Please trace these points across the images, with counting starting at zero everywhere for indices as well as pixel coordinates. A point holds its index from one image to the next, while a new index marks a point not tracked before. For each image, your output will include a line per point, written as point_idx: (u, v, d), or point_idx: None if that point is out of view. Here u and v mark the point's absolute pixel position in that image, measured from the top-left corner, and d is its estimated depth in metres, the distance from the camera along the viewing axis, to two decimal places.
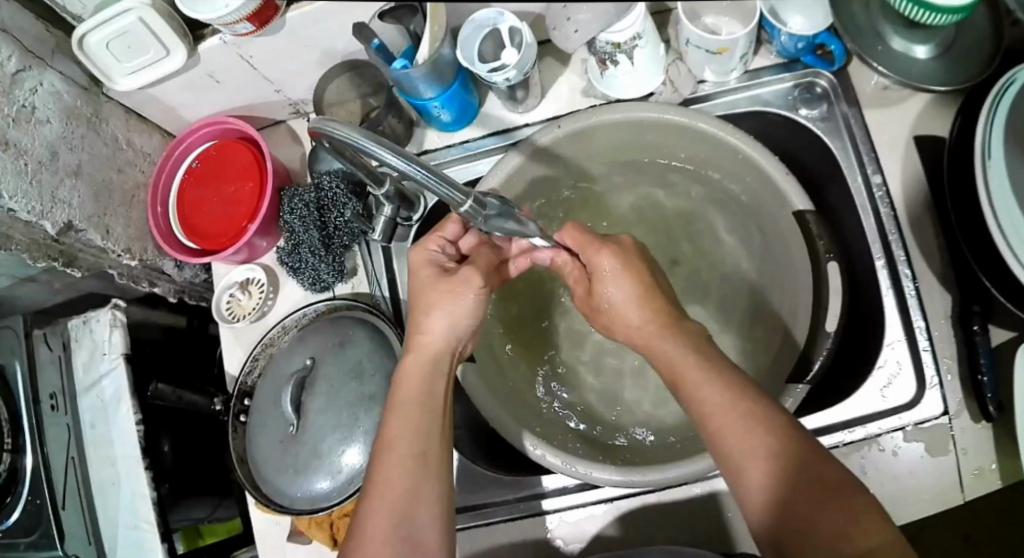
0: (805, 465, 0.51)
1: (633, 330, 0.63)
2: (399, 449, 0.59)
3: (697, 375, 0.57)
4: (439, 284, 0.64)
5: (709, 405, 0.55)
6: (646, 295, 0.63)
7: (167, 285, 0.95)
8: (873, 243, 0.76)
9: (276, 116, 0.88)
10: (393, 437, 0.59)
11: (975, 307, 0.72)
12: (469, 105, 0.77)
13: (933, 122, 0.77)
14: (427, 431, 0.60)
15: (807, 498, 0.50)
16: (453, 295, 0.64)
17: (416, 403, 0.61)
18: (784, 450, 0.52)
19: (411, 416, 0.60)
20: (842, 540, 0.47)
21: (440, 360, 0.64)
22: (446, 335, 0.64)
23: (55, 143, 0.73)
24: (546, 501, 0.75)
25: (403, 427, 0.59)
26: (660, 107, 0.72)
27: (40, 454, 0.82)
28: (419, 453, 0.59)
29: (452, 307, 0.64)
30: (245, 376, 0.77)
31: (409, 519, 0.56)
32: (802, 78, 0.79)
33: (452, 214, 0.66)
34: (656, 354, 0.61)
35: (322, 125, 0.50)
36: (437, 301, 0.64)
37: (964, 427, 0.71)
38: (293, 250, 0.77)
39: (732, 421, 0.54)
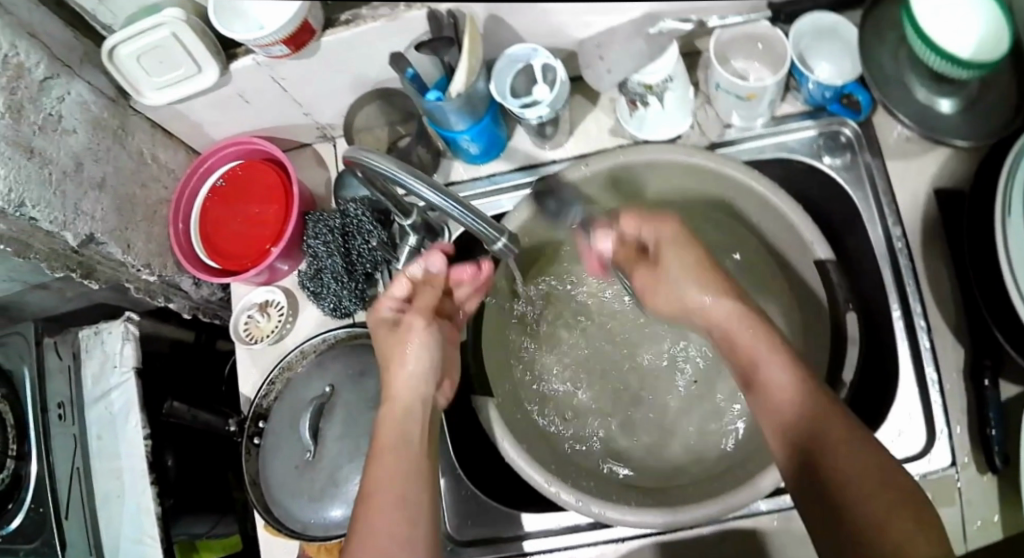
0: (878, 471, 0.55)
1: (706, 285, 0.70)
2: (379, 498, 0.59)
3: (776, 357, 0.63)
4: (389, 341, 0.68)
5: (785, 389, 0.61)
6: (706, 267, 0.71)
7: (183, 301, 0.94)
8: (890, 293, 0.76)
9: (302, 139, 0.87)
10: (375, 481, 0.61)
11: (986, 361, 0.72)
12: (498, 138, 0.77)
13: (953, 175, 0.78)
14: (409, 472, 0.61)
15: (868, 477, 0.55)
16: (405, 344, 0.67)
17: (394, 447, 0.62)
18: (856, 444, 0.57)
19: (396, 465, 0.61)
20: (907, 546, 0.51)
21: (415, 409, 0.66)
22: (413, 387, 0.66)
23: (81, 154, 0.73)
24: (528, 542, 0.75)
25: (387, 472, 0.61)
26: (689, 149, 0.72)
27: (45, 462, 0.85)
28: (399, 491, 0.60)
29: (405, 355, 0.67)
30: (261, 399, 0.77)
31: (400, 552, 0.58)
32: (827, 127, 0.79)
33: (396, 275, 0.67)
34: (717, 328, 0.69)
35: (357, 153, 0.56)
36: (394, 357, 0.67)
37: (971, 479, 0.72)
38: (316, 275, 0.76)
39: (809, 401, 0.60)
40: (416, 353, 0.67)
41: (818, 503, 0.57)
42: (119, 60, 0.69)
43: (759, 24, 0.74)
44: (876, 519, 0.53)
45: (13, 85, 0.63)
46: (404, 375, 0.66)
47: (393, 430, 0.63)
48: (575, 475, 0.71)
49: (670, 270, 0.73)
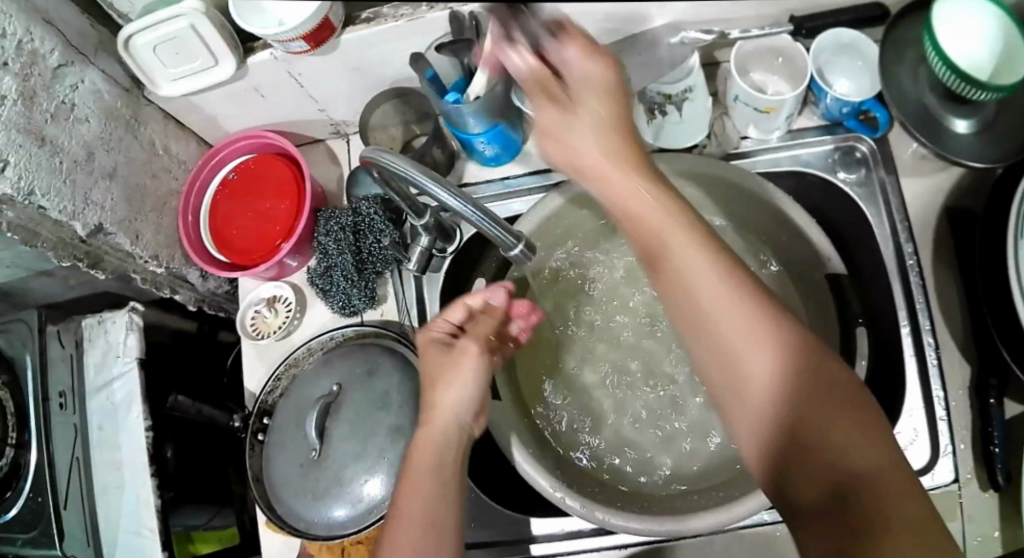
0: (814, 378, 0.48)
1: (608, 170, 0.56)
2: (405, 516, 0.57)
3: (689, 243, 0.52)
4: (440, 362, 0.63)
5: (718, 295, 0.50)
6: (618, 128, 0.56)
7: (189, 293, 0.93)
8: (900, 309, 0.76)
9: (316, 135, 0.86)
10: (404, 506, 0.58)
11: (993, 380, 0.73)
12: (514, 142, 0.77)
13: (962, 195, 0.78)
14: (439, 502, 0.58)
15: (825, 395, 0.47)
16: (454, 367, 0.62)
17: (429, 473, 0.59)
18: (789, 350, 0.48)
19: (429, 490, 0.58)
20: (851, 458, 0.45)
21: (457, 438, 0.62)
22: (457, 410, 0.62)
23: (93, 143, 0.72)
24: (534, 545, 0.75)
25: (417, 498, 0.58)
26: (699, 159, 0.72)
27: (45, 452, 0.84)
28: (426, 520, 0.57)
29: (455, 380, 0.62)
30: (267, 395, 0.76)
31: None
32: (843, 142, 0.79)
33: (456, 298, 0.65)
34: (624, 207, 0.55)
35: (376, 155, 0.56)
36: (442, 377, 0.63)
37: (972, 494, 0.72)
38: (325, 272, 0.76)
39: (728, 299, 0.50)
40: (469, 378, 0.62)
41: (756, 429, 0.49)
42: (135, 49, 0.69)
43: (782, 37, 0.75)
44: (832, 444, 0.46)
45: (26, 71, 0.63)
46: (450, 395, 0.62)
47: (430, 454, 0.60)
48: (580, 481, 0.71)
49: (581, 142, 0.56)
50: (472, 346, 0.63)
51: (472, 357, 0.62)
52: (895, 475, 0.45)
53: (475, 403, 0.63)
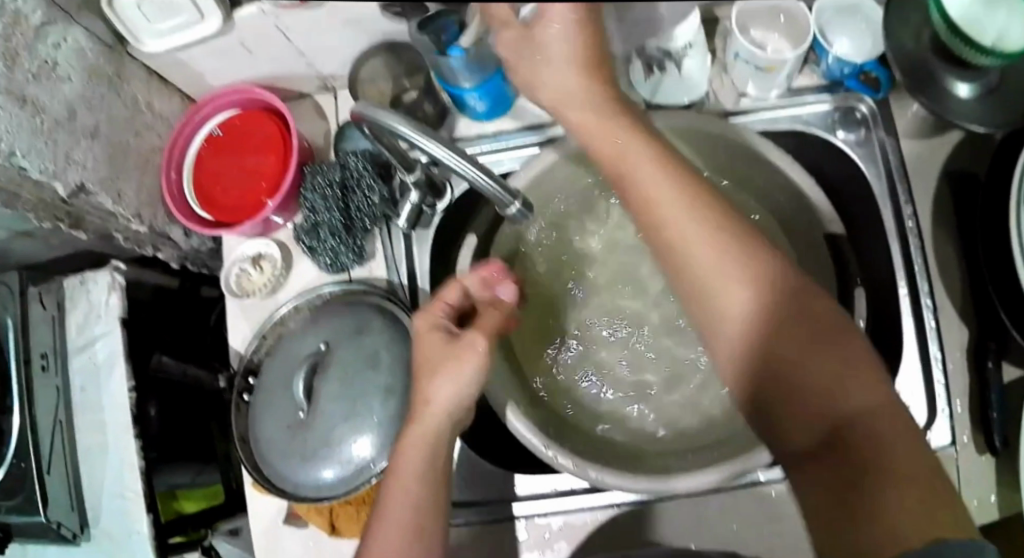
0: (820, 350, 0.49)
1: (585, 117, 0.58)
2: (392, 518, 0.57)
3: (684, 214, 0.53)
4: (439, 353, 0.59)
5: (713, 263, 0.52)
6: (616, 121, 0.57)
7: (172, 250, 0.91)
8: (898, 272, 0.75)
9: (303, 88, 0.83)
10: (392, 505, 0.57)
11: (991, 343, 0.72)
12: (507, 97, 0.74)
13: (965, 158, 0.77)
14: (426, 499, 0.58)
15: (795, 346, 0.50)
16: (457, 361, 0.58)
17: (422, 476, 0.58)
18: (793, 325, 0.50)
19: (416, 489, 0.57)
20: (864, 421, 0.47)
21: (446, 434, 0.59)
22: (456, 405, 0.59)
23: (75, 101, 0.70)
24: (517, 505, 0.74)
25: (402, 498, 0.57)
26: (696, 117, 0.70)
27: (30, 413, 0.82)
28: (416, 522, 0.57)
29: (457, 375, 0.58)
30: (252, 353, 0.75)
31: None
32: (843, 102, 0.77)
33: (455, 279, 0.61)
34: (612, 161, 0.57)
35: (364, 110, 0.54)
36: (440, 368, 0.58)
37: (969, 457, 0.71)
38: (312, 229, 0.74)
39: (728, 275, 0.51)
40: (471, 377, 0.58)
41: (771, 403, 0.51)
42: None
43: None
44: (825, 392, 0.48)
45: (8, 31, 0.60)
46: (447, 389, 0.58)
47: (422, 454, 0.58)
48: (571, 440, 0.70)
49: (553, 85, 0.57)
50: (476, 339, 0.58)
51: (476, 352, 0.58)
52: (893, 422, 0.47)
53: (473, 397, 0.59)
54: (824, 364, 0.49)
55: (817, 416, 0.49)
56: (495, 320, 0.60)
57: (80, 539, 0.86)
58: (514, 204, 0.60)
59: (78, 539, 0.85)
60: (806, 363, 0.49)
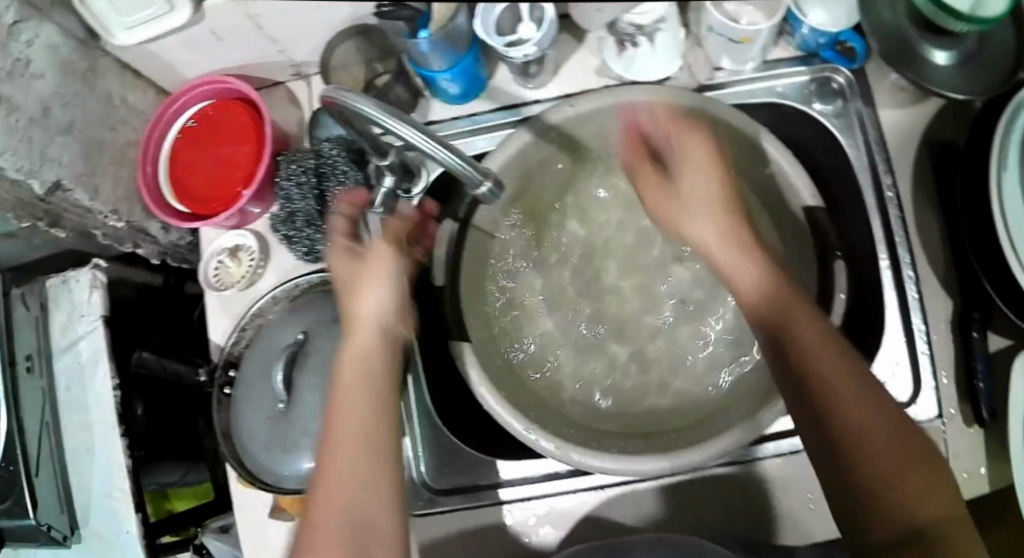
0: (880, 431, 0.49)
1: (709, 194, 0.59)
2: (346, 440, 0.53)
3: (798, 307, 0.54)
4: (353, 268, 0.59)
5: (817, 343, 0.51)
6: (725, 201, 0.58)
7: (151, 246, 0.91)
8: (879, 242, 0.75)
9: (276, 77, 0.83)
10: (343, 425, 0.54)
11: (975, 314, 0.72)
12: (479, 79, 0.74)
13: (945, 126, 0.76)
14: (376, 417, 0.54)
15: (858, 424, 0.49)
16: (370, 272, 0.58)
17: (366, 385, 0.55)
18: (867, 407, 0.49)
19: (365, 407, 0.54)
20: (914, 506, 0.47)
21: (388, 346, 0.58)
22: (383, 317, 0.58)
23: (49, 98, 0.70)
24: (504, 491, 0.73)
25: (353, 416, 0.54)
26: (671, 92, 0.69)
27: (16, 418, 0.81)
28: (370, 440, 0.53)
29: (378, 287, 0.58)
30: (233, 346, 0.74)
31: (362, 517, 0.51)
32: (819, 73, 0.77)
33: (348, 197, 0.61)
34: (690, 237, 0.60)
35: (334, 94, 0.52)
36: (361, 284, 0.58)
37: (956, 430, 0.71)
38: (288, 218, 0.74)
39: (828, 357, 0.51)
40: (389, 283, 0.58)
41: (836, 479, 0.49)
42: None
43: None
44: (890, 478, 0.47)
45: None
46: (369, 301, 0.58)
47: (362, 365, 0.56)
48: (556, 422, 0.69)
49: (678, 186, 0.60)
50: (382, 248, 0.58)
51: (386, 259, 0.58)
52: (954, 524, 0.47)
53: (399, 307, 0.59)
54: (894, 447, 0.48)
55: (893, 512, 0.47)
56: (399, 229, 0.61)
57: (71, 541, 0.85)
58: (485, 183, 0.58)
59: (69, 542, 0.85)
60: (866, 448, 0.48)
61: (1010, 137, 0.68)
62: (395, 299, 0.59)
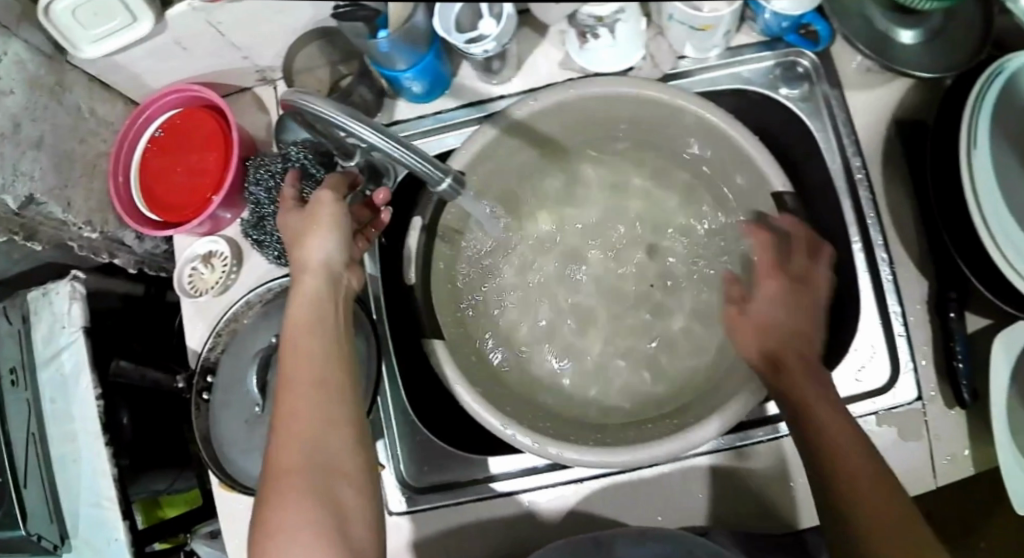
0: (891, 524, 0.50)
1: (778, 309, 0.59)
2: (298, 381, 0.52)
3: (831, 409, 0.55)
4: (298, 220, 0.60)
5: (840, 437, 0.53)
6: (794, 307, 0.59)
7: (127, 256, 0.92)
8: (851, 225, 0.74)
9: (242, 83, 0.84)
10: (294, 369, 0.53)
11: (951, 294, 0.71)
12: (442, 75, 0.75)
13: (915, 106, 0.76)
14: (327, 357, 0.54)
15: (870, 514, 0.50)
16: (313, 219, 0.59)
17: (313, 324, 0.55)
18: (882, 495, 0.51)
19: (317, 348, 0.54)
20: None
21: (335, 293, 0.58)
22: (329, 265, 0.59)
23: (19, 114, 0.70)
24: (497, 483, 0.74)
25: (304, 357, 0.53)
26: (637, 81, 0.68)
27: (3, 428, 0.81)
28: (325, 379, 0.53)
29: (324, 233, 0.58)
30: (207, 351, 0.74)
31: (318, 448, 0.50)
32: (784, 57, 0.77)
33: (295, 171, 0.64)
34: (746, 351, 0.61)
35: (293, 97, 0.51)
36: (306, 233, 0.59)
37: (937, 412, 0.70)
38: (258, 223, 0.74)
39: (851, 453, 0.52)
40: (332, 228, 0.59)
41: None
42: (55, 18, 0.65)
43: None
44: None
45: None
46: (312, 248, 0.58)
47: (308, 308, 0.56)
48: (533, 417, 0.69)
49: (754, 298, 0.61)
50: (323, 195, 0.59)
51: (327, 203, 0.59)
52: None
53: (344, 253, 0.60)
54: (900, 537, 0.49)
55: None
56: (339, 182, 0.62)
57: (61, 550, 0.85)
58: (445, 180, 0.58)
59: (59, 551, 0.84)
60: (877, 531, 0.50)
61: (979, 115, 0.67)
62: (341, 242, 0.59)
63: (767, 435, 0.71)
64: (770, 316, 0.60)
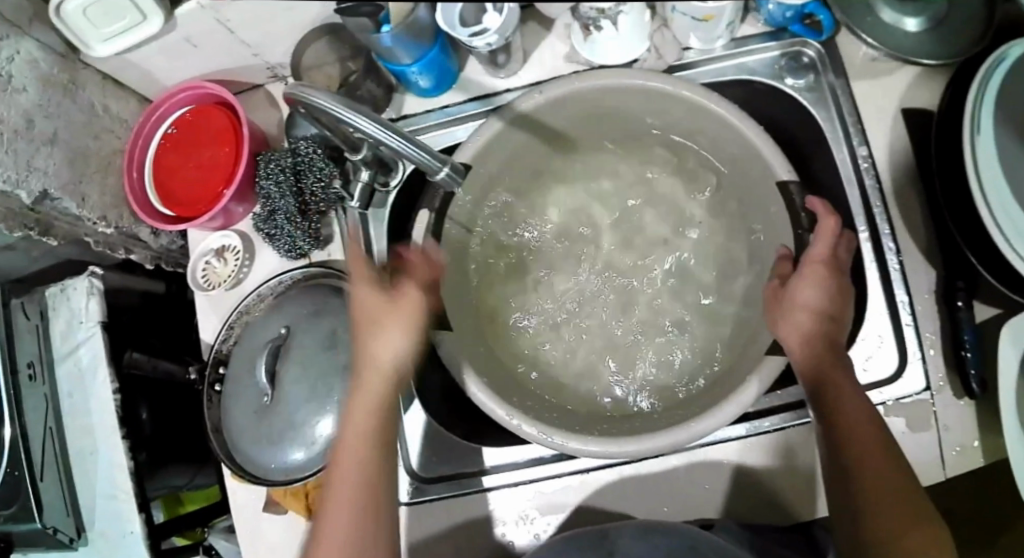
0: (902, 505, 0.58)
1: (823, 304, 0.63)
2: (345, 476, 0.61)
3: (859, 407, 0.61)
4: (381, 307, 0.62)
5: (867, 433, 0.60)
6: (833, 304, 0.63)
7: (144, 252, 0.93)
8: (858, 215, 0.74)
9: (255, 80, 0.85)
10: (345, 464, 0.61)
11: (959, 283, 0.71)
12: (449, 70, 0.76)
13: (922, 94, 0.75)
14: (373, 458, 0.61)
15: (887, 500, 0.58)
16: (395, 311, 0.62)
17: (371, 422, 0.62)
18: (897, 481, 0.58)
19: (362, 445, 0.61)
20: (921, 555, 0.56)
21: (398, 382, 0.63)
22: (399, 359, 0.63)
23: (32, 111, 0.71)
24: (488, 478, 0.75)
25: (353, 456, 0.61)
26: (645, 73, 0.68)
27: (20, 424, 0.82)
28: (367, 480, 0.61)
29: (402, 331, 0.62)
30: (221, 343, 0.75)
31: (357, 545, 0.60)
32: (789, 47, 0.77)
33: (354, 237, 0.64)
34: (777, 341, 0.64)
35: (297, 92, 0.51)
36: (385, 325, 0.62)
37: (946, 403, 0.70)
38: (269, 217, 0.75)
39: (875, 448, 0.59)
40: (411, 327, 0.62)
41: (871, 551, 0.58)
42: (66, 17, 0.67)
43: None
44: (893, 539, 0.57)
45: None
46: (389, 345, 0.62)
47: (368, 405, 0.62)
48: (539, 408, 0.70)
49: (800, 292, 0.63)
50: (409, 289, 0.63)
51: (412, 301, 0.62)
52: None
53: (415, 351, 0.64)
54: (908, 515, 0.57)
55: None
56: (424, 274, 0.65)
57: (77, 543, 0.86)
58: (444, 170, 0.58)
59: (75, 544, 0.86)
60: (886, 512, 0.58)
61: (981, 104, 0.67)
62: (414, 344, 0.63)
63: (775, 423, 0.71)
64: (815, 305, 0.63)
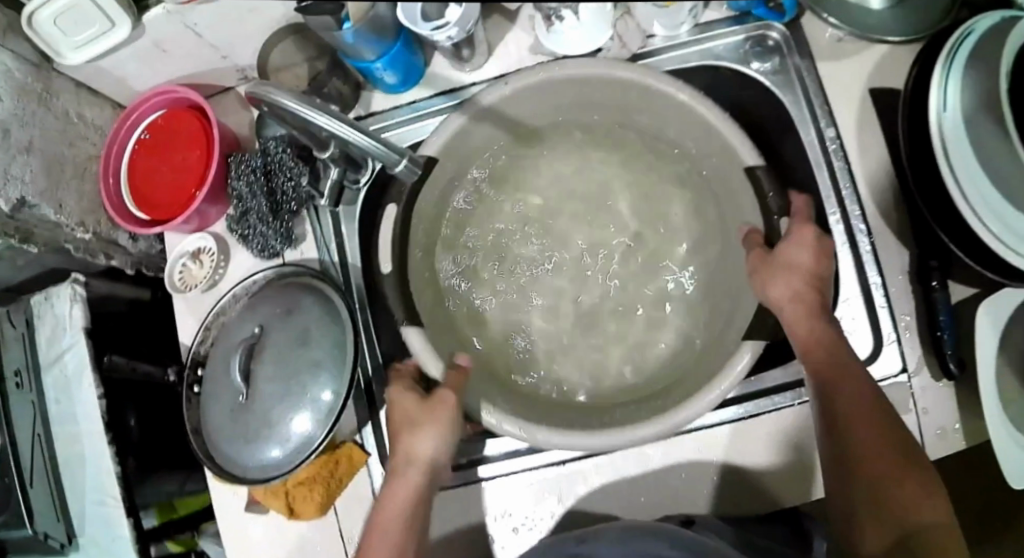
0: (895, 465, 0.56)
1: (805, 262, 0.64)
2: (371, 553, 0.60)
3: (851, 368, 0.60)
4: (418, 411, 0.64)
5: (857, 395, 0.59)
6: (815, 265, 0.64)
7: (124, 256, 0.94)
8: (828, 198, 0.75)
9: (225, 83, 0.86)
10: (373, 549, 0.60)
11: (933, 263, 0.70)
12: (414, 65, 0.76)
13: (888, 74, 0.75)
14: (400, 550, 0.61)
15: (880, 463, 0.56)
16: (431, 417, 0.64)
17: (398, 514, 0.62)
18: (889, 441, 0.57)
19: (391, 538, 0.61)
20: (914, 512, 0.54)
21: (433, 475, 0.64)
22: (434, 457, 0.64)
23: (7, 121, 0.72)
24: (483, 467, 0.75)
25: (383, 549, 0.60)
26: (609, 62, 0.68)
27: (9, 432, 0.83)
28: None
29: (436, 431, 0.64)
30: (198, 345, 0.76)
31: None
32: (754, 30, 0.77)
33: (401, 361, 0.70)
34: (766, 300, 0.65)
35: (261, 90, 0.51)
36: (421, 425, 0.64)
37: (925, 385, 0.70)
38: (242, 217, 0.77)
39: (865, 413, 0.58)
40: (446, 427, 0.64)
41: (867, 519, 0.56)
42: (38, 25, 0.67)
43: None
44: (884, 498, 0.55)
45: None
46: (424, 439, 0.63)
47: (400, 500, 0.63)
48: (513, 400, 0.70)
49: (781, 252, 0.64)
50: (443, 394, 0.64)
51: (445, 404, 0.64)
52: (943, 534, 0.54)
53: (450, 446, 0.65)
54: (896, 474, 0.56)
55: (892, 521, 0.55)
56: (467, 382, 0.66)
57: (68, 549, 0.88)
58: (405, 162, 0.59)
59: (67, 549, 0.87)
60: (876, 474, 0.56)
61: (946, 81, 0.67)
62: (450, 442, 0.64)
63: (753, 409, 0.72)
64: (799, 260, 0.64)
